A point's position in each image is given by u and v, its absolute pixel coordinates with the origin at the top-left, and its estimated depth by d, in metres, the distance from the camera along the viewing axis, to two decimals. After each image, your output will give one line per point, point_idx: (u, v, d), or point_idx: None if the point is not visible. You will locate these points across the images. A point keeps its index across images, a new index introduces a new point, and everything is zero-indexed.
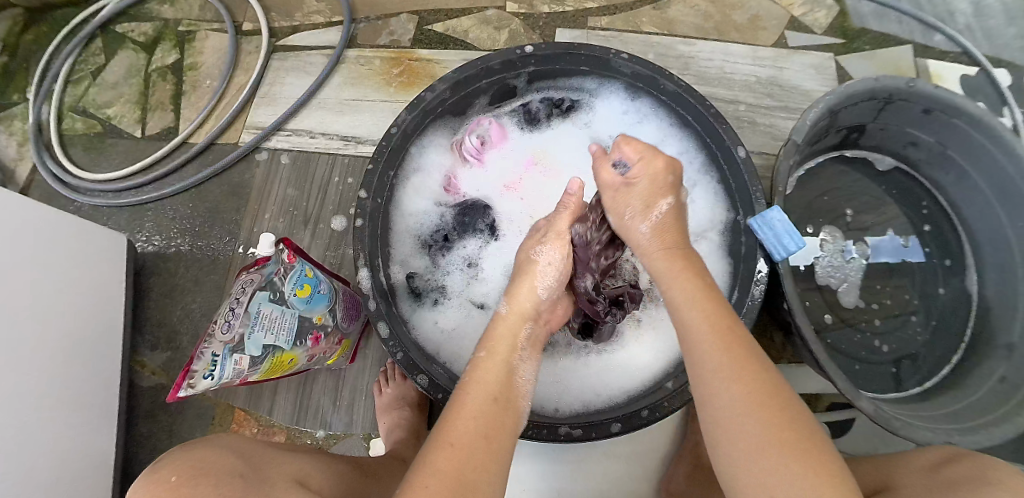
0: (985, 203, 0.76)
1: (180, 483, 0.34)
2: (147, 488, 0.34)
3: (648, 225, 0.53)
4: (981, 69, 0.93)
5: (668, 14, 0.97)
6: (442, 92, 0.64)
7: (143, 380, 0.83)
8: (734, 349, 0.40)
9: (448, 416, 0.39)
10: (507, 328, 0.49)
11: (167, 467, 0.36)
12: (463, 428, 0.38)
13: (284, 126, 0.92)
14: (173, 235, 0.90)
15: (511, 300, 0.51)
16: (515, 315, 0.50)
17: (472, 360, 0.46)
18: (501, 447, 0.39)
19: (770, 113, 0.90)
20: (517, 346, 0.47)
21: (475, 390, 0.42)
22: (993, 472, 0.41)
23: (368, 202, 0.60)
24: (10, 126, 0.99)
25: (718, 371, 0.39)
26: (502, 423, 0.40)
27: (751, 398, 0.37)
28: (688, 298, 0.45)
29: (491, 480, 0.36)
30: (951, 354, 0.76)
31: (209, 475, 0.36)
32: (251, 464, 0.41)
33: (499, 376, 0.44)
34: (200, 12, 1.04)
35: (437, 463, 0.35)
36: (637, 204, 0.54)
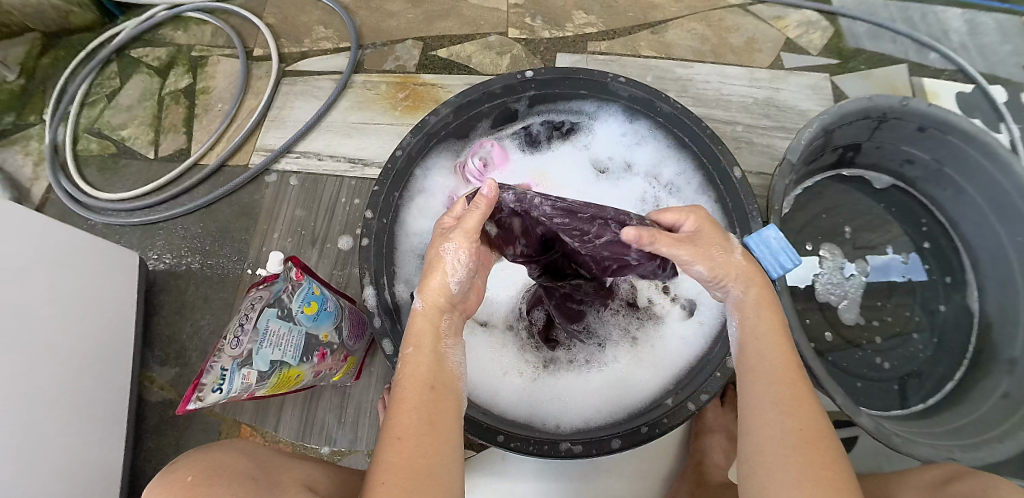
0: (982, 218, 0.77)
1: (195, 482, 0.35)
2: (164, 487, 0.35)
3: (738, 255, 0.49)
4: (976, 86, 0.95)
5: (666, 38, 1.00)
6: (444, 116, 0.67)
7: (151, 396, 0.84)
8: (798, 386, 0.40)
9: (390, 414, 0.40)
10: (425, 322, 0.47)
11: (183, 467, 0.37)
12: (407, 422, 0.38)
13: (293, 148, 0.95)
14: (183, 253, 0.92)
15: (423, 292, 0.48)
16: (429, 308, 0.48)
17: (399, 360, 0.45)
18: (448, 428, 0.40)
19: (767, 133, 0.92)
20: (440, 336, 0.47)
21: (411, 386, 0.42)
22: (992, 490, 0.41)
23: (374, 222, 0.62)
24: (27, 147, 1.02)
25: (772, 400, 0.39)
26: (444, 408, 0.41)
27: (801, 431, 0.37)
28: (756, 332, 0.45)
29: (446, 463, 0.37)
30: (954, 370, 0.77)
31: (224, 476, 0.37)
32: (263, 468, 0.42)
33: (430, 366, 0.44)
34: (212, 38, 1.08)
35: (388, 460, 0.36)
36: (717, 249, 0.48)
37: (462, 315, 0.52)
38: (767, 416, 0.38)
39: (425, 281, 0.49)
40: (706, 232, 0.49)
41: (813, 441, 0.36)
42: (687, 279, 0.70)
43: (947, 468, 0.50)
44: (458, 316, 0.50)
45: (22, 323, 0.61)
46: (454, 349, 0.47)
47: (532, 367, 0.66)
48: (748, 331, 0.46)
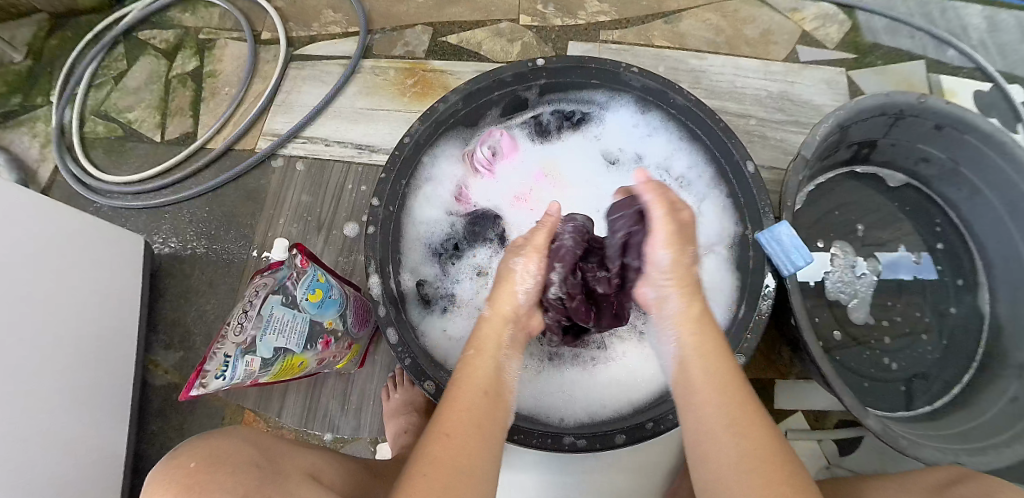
0: (996, 219, 0.75)
1: (198, 469, 0.35)
2: (167, 473, 0.35)
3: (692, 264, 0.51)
4: (994, 85, 0.93)
5: (680, 28, 0.98)
6: (453, 103, 0.66)
7: (155, 380, 0.84)
8: (742, 405, 0.40)
9: (440, 411, 0.41)
10: (490, 329, 0.48)
11: (186, 452, 0.37)
12: (456, 421, 0.39)
13: (300, 134, 0.94)
14: (189, 238, 0.92)
15: (492, 302, 0.51)
16: (497, 315, 0.49)
17: (460, 360, 0.47)
18: (491, 437, 0.40)
19: (781, 128, 0.91)
20: (503, 344, 0.48)
21: (466, 389, 0.43)
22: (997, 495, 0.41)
23: (380, 210, 0.61)
24: (34, 128, 1.02)
25: (721, 424, 0.39)
26: (493, 415, 0.42)
27: (751, 455, 0.37)
28: (699, 352, 0.45)
29: (484, 468, 0.37)
30: (962, 372, 0.76)
31: (227, 464, 0.37)
32: (267, 455, 0.41)
33: (488, 372, 0.45)
34: (220, 21, 1.07)
35: (433, 454, 0.37)
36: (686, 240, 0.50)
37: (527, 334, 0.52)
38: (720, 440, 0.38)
39: (495, 292, 0.51)
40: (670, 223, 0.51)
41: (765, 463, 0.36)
42: None
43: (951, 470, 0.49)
44: (522, 330, 0.51)
45: (23, 309, 0.61)
46: (512, 362, 0.48)
47: (536, 361, 0.65)
48: (685, 353, 0.46)
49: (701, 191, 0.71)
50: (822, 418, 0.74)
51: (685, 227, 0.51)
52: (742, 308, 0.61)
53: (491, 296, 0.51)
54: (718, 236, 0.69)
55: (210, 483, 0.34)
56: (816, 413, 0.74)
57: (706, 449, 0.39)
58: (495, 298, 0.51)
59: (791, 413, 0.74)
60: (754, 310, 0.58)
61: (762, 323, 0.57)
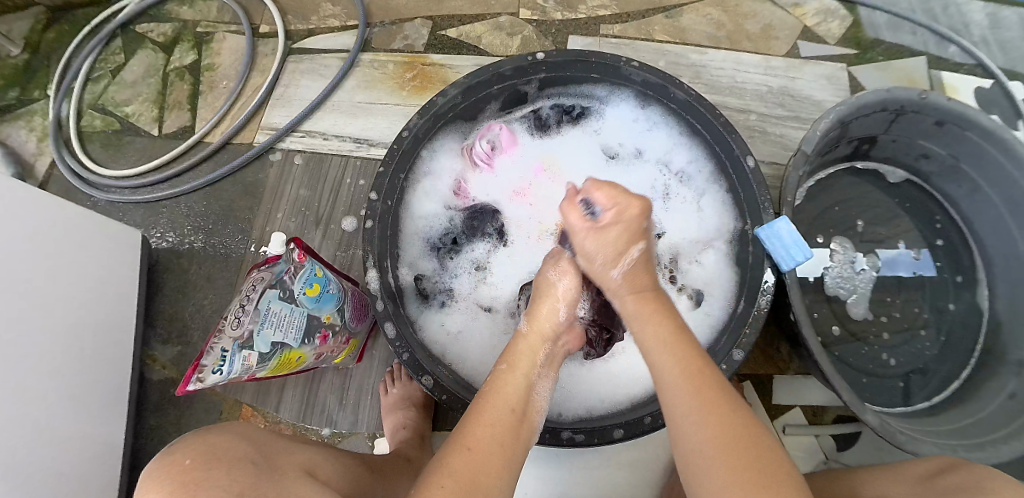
0: (996, 215, 0.75)
1: (192, 466, 0.34)
2: (161, 470, 0.34)
3: (620, 272, 0.52)
4: (996, 81, 0.93)
5: (680, 23, 0.98)
6: (453, 97, 0.65)
7: (153, 374, 0.84)
8: (703, 392, 0.40)
9: (466, 423, 0.41)
10: (526, 346, 0.49)
11: (181, 449, 0.36)
12: (481, 436, 0.39)
13: (298, 128, 0.94)
14: (187, 232, 0.91)
15: (530, 318, 0.52)
16: (534, 334, 0.50)
17: (492, 373, 0.47)
18: (513, 457, 0.40)
19: (781, 123, 0.90)
20: (537, 362, 0.48)
21: (495, 402, 0.43)
22: (986, 484, 0.40)
23: (378, 204, 0.61)
24: (31, 122, 1.01)
25: (687, 413, 0.39)
26: (518, 434, 0.42)
27: (716, 441, 0.37)
28: (655, 341, 0.45)
29: (501, 487, 0.37)
30: (960, 368, 0.76)
31: (223, 460, 0.36)
32: (262, 451, 0.41)
33: (519, 389, 0.45)
34: (218, 14, 1.06)
35: (454, 464, 0.37)
36: (606, 254, 0.52)
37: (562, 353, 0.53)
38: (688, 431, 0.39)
39: (537, 308, 0.53)
40: (612, 228, 0.52)
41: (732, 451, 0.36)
42: (693, 269, 0.69)
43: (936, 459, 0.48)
44: (558, 349, 0.52)
45: (19, 303, 0.60)
46: (544, 383, 0.48)
47: None
48: (648, 342, 0.46)
49: (701, 186, 0.71)
50: (819, 413, 0.74)
51: (597, 234, 0.52)
52: (740, 303, 0.61)
53: (530, 311, 0.53)
54: (717, 232, 0.68)
55: (206, 481, 0.34)
56: (814, 409, 0.74)
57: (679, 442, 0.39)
58: (533, 316, 0.52)
59: (789, 408, 0.74)
60: (753, 306, 0.58)
61: (760, 318, 0.56)
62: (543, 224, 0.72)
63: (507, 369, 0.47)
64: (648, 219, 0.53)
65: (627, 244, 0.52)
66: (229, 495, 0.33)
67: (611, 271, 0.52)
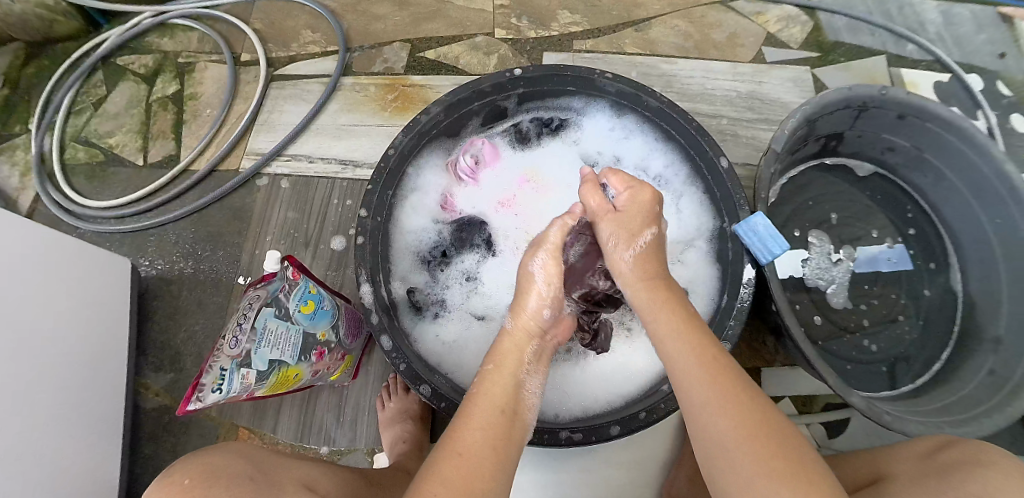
0: (961, 200, 0.79)
1: (193, 485, 0.35)
2: (162, 490, 0.35)
3: (632, 255, 0.51)
4: (952, 76, 0.98)
5: (650, 35, 1.02)
6: (436, 115, 0.67)
7: (145, 404, 0.83)
8: (716, 378, 0.41)
9: (454, 429, 0.41)
10: (512, 344, 0.49)
11: (179, 470, 0.37)
12: (470, 442, 0.40)
13: (284, 152, 0.95)
14: (175, 259, 0.91)
15: (515, 315, 0.52)
16: (520, 331, 0.50)
17: (480, 373, 0.47)
18: (505, 458, 0.40)
19: (751, 126, 0.94)
20: (525, 360, 0.48)
21: (483, 406, 0.43)
22: (988, 458, 0.42)
23: (368, 220, 0.62)
24: (13, 157, 1.01)
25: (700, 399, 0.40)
26: (508, 434, 0.42)
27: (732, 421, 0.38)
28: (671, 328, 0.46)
29: (494, 490, 0.37)
30: (941, 350, 0.79)
31: (223, 477, 0.37)
32: (261, 468, 0.41)
33: (506, 388, 0.45)
34: (199, 44, 1.08)
35: (442, 471, 0.37)
36: (628, 231, 0.52)
37: (549, 347, 0.53)
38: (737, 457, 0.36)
39: (520, 304, 0.52)
40: (630, 210, 0.54)
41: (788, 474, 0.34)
42: (677, 269, 0.71)
43: (934, 439, 0.49)
44: (546, 344, 0.52)
45: (7, 337, 0.60)
46: (534, 380, 0.48)
47: None
48: (662, 339, 0.46)
49: (678, 189, 0.73)
50: (809, 402, 0.76)
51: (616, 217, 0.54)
52: (723, 297, 0.63)
53: (514, 314, 0.52)
54: (697, 231, 0.71)
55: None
56: (803, 398, 0.76)
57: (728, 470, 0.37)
58: (517, 315, 0.51)
59: (779, 398, 0.76)
60: (734, 298, 0.60)
61: (744, 310, 0.59)
62: (529, 232, 0.74)
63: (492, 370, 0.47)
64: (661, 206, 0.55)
65: (639, 226, 0.52)
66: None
67: (624, 252, 0.52)
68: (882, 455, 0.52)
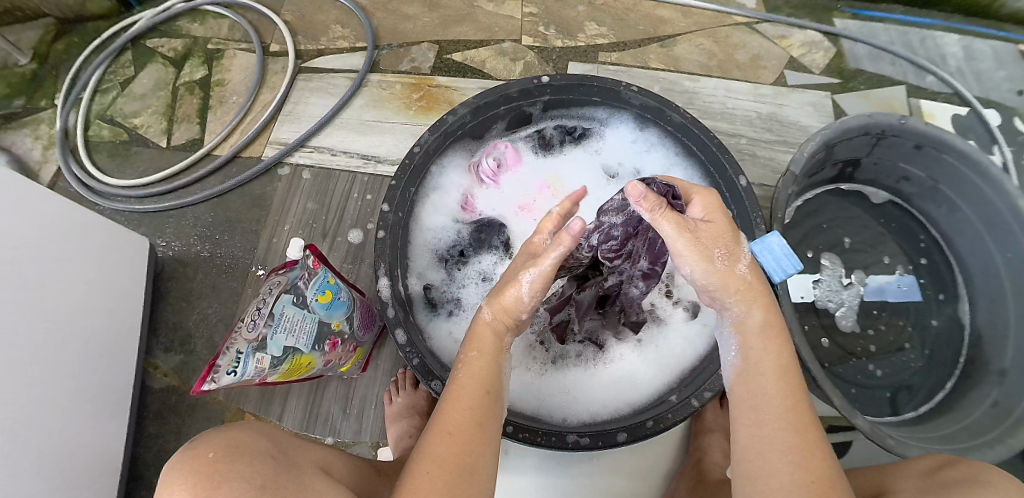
0: (974, 233, 0.80)
1: (217, 459, 0.36)
2: (186, 462, 0.35)
3: (745, 265, 0.47)
4: (971, 109, 0.99)
5: (674, 52, 1.03)
6: (462, 116, 0.69)
7: (154, 382, 0.84)
8: (797, 403, 0.41)
9: (442, 407, 0.42)
10: (490, 332, 0.47)
11: (204, 443, 0.37)
12: (458, 418, 0.40)
13: (307, 143, 0.97)
14: (192, 242, 0.93)
15: (491, 302, 0.48)
16: (499, 319, 0.48)
17: (458, 359, 0.46)
18: (490, 433, 0.41)
19: (770, 147, 0.95)
20: (502, 344, 0.48)
21: (467, 385, 0.43)
22: (986, 476, 0.42)
23: (390, 215, 0.64)
24: (37, 130, 1.02)
25: (774, 420, 0.40)
26: (491, 412, 0.42)
27: (799, 449, 0.38)
28: (765, 345, 0.44)
29: (485, 463, 0.39)
30: (944, 381, 0.79)
31: (245, 454, 0.38)
32: (280, 447, 0.42)
33: (488, 371, 0.45)
34: (228, 32, 1.10)
35: (436, 450, 0.38)
36: (725, 248, 0.46)
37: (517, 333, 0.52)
38: (770, 426, 0.40)
39: (498, 296, 0.48)
40: (714, 221, 0.47)
41: (814, 450, 0.38)
42: None
43: (933, 457, 0.49)
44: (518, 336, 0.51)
45: (27, 321, 0.61)
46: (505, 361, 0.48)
47: (539, 362, 0.66)
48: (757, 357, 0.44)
49: None
50: None
51: (707, 231, 0.46)
52: None
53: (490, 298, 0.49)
54: None
55: (229, 471, 0.35)
56: None
57: (755, 433, 0.40)
58: (494, 299, 0.48)
59: None
60: None
61: None
62: None
63: (477, 356, 0.46)
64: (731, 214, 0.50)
65: (736, 241, 0.47)
66: (252, 486, 0.35)
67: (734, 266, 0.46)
68: (878, 474, 0.52)
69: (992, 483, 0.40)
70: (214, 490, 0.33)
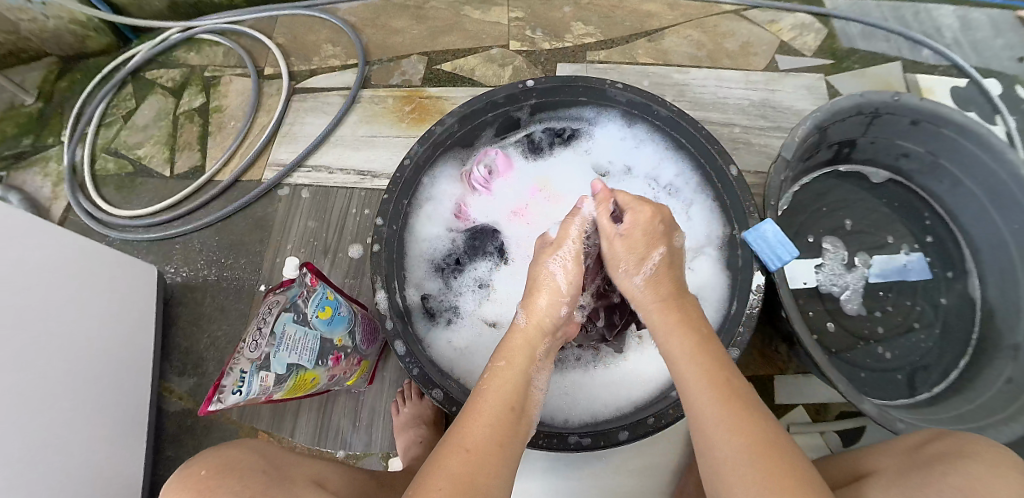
0: (979, 207, 0.79)
1: (209, 476, 0.37)
2: (180, 482, 0.37)
3: (642, 279, 0.55)
4: (970, 80, 0.97)
5: (663, 45, 1.03)
6: (449, 126, 0.70)
7: (170, 405, 0.86)
8: (732, 404, 0.40)
9: (462, 421, 0.42)
10: (522, 340, 0.51)
11: (198, 462, 0.39)
12: (477, 434, 0.40)
13: (305, 163, 0.98)
14: (200, 266, 0.95)
15: (528, 313, 0.53)
16: (533, 328, 0.52)
17: (488, 369, 0.48)
18: (511, 452, 0.41)
19: (765, 134, 0.94)
20: (534, 356, 0.49)
21: (492, 399, 0.44)
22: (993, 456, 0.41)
23: (384, 229, 0.65)
24: (45, 168, 1.06)
25: (714, 422, 0.40)
26: (514, 429, 0.43)
27: (748, 450, 0.37)
28: (688, 349, 0.46)
29: (499, 484, 0.38)
30: (957, 359, 0.77)
31: (237, 470, 0.39)
32: (273, 462, 0.43)
33: (515, 384, 0.46)
34: (223, 59, 1.12)
35: (450, 465, 0.37)
36: (629, 262, 0.56)
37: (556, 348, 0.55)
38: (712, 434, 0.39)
39: (534, 300, 0.54)
40: (631, 233, 0.56)
41: (768, 449, 0.36)
42: (686, 276, 0.71)
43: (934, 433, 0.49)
44: (554, 344, 0.53)
45: (49, 353, 0.64)
46: (538, 377, 0.49)
47: None
48: (679, 355, 0.46)
49: (689, 197, 0.74)
50: (823, 411, 0.75)
51: (622, 240, 0.56)
52: (732, 304, 0.63)
53: (526, 309, 0.54)
54: (706, 238, 0.71)
55: (219, 488, 0.36)
56: (817, 406, 0.76)
57: (708, 449, 0.39)
58: (530, 311, 0.53)
59: (792, 408, 0.76)
60: (743, 304, 0.61)
61: (753, 317, 0.59)
62: None
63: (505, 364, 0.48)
64: (664, 223, 0.57)
65: (642, 253, 0.55)
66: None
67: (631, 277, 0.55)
68: (871, 454, 0.51)
69: (983, 458, 0.40)
70: None
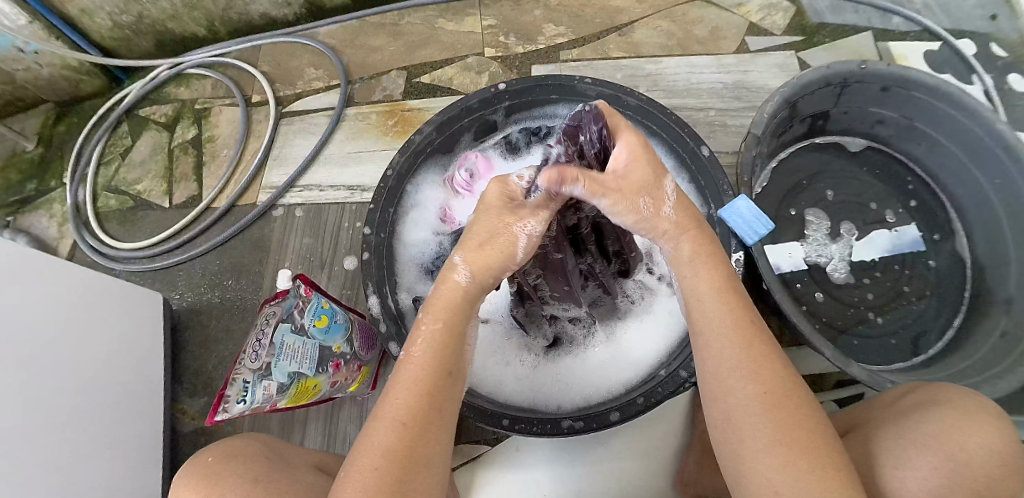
0: (960, 165, 0.80)
1: (217, 462, 0.45)
2: (195, 467, 0.45)
3: (671, 208, 0.46)
4: (943, 43, 0.99)
5: (634, 38, 1.05)
6: (429, 134, 0.73)
7: (184, 426, 0.89)
8: (754, 346, 0.42)
9: (388, 392, 0.42)
10: (454, 296, 0.46)
11: (208, 452, 0.47)
12: (403, 404, 0.40)
13: (297, 183, 1.01)
14: (203, 291, 0.98)
15: (476, 265, 0.45)
16: (472, 285, 0.46)
17: (415, 326, 0.46)
18: (445, 415, 0.42)
19: (740, 115, 0.96)
20: (466, 309, 0.46)
21: (421, 367, 0.43)
22: (977, 403, 0.43)
23: (372, 237, 0.68)
24: (51, 210, 1.09)
25: (734, 367, 0.41)
26: (446, 392, 0.43)
27: (765, 398, 0.39)
28: (704, 289, 0.45)
29: (436, 452, 0.40)
30: (953, 317, 0.79)
31: (242, 455, 0.46)
32: (275, 449, 0.50)
33: (446, 348, 0.44)
34: (212, 91, 1.16)
35: (381, 439, 0.39)
36: (652, 193, 0.44)
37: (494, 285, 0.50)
38: (731, 379, 0.41)
39: (479, 254, 0.45)
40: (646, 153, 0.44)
41: (795, 422, 0.38)
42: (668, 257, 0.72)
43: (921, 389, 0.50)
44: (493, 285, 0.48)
45: (60, 386, 0.66)
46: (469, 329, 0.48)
47: (534, 356, 0.69)
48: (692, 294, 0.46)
49: None
50: (820, 381, 0.77)
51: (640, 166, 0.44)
52: None
53: (471, 256, 0.45)
54: None
55: (226, 471, 0.44)
56: (813, 377, 0.77)
57: (721, 392, 0.42)
58: (473, 256, 0.45)
59: None
60: None
61: None
62: None
63: (441, 327, 0.45)
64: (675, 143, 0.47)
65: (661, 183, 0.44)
66: (245, 482, 0.43)
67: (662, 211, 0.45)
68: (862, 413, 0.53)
69: (971, 410, 0.42)
70: (216, 484, 0.43)
